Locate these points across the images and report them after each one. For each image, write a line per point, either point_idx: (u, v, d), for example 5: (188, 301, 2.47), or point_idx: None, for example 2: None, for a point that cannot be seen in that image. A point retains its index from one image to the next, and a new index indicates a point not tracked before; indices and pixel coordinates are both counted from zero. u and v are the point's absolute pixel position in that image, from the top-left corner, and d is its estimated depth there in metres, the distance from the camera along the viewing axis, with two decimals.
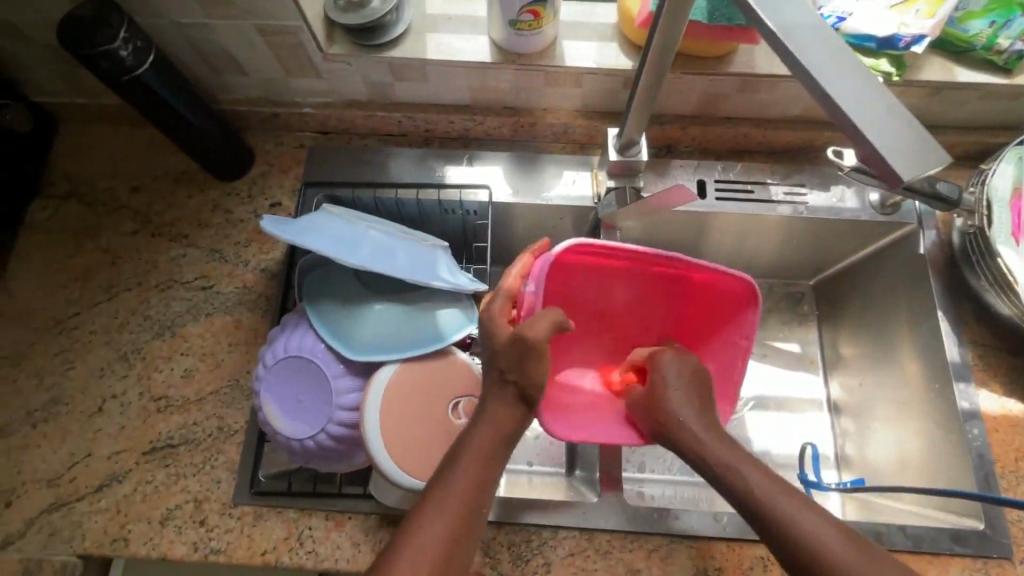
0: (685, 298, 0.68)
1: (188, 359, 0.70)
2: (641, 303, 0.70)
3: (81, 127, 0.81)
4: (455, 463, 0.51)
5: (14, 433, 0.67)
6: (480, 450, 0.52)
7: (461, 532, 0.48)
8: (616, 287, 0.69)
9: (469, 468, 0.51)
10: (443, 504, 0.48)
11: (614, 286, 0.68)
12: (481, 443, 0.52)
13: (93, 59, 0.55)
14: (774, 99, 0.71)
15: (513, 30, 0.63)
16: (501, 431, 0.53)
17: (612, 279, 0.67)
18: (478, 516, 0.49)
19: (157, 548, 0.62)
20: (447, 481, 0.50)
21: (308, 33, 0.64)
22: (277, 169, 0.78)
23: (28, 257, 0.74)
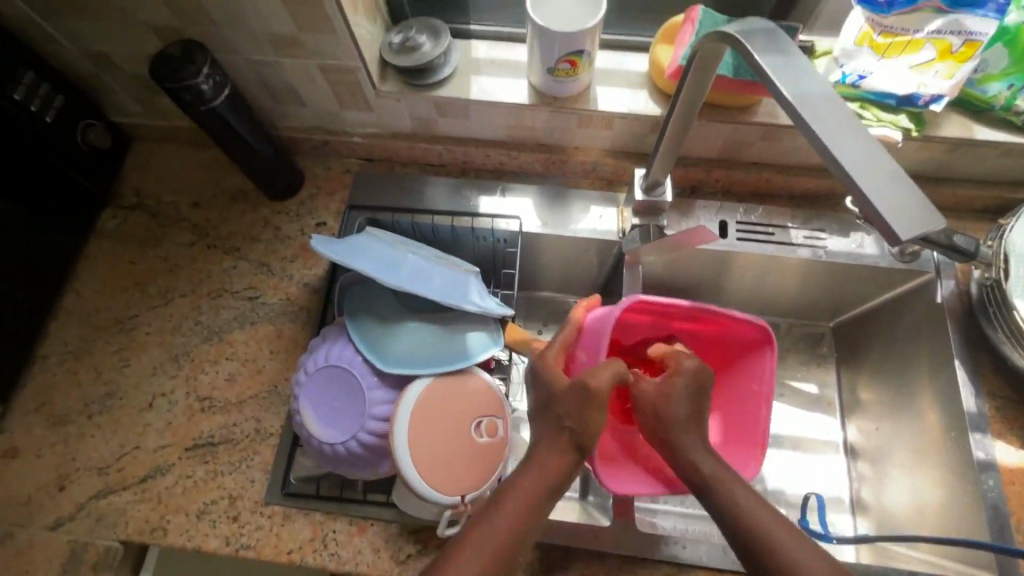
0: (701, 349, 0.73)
1: (232, 363, 0.75)
2: None
3: (150, 145, 0.88)
4: (503, 500, 0.51)
5: (72, 422, 0.72)
6: (529, 489, 0.51)
7: None
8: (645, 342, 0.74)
9: (516, 508, 0.50)
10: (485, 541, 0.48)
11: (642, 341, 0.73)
12: (531, 484, 0.51)
13: (177, 91, 0.62)
14: (796, 147, 0.75)
15: (551, 76, 0.68)
16: (548, 474, 0.52)
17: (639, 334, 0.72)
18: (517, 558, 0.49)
19: (192, 540, 0.66)
20: (491, 518, 0.50)
21: (365, 72, 0.70)
22: (324, 192, 0.84)
23: (96, 262, 0.81)
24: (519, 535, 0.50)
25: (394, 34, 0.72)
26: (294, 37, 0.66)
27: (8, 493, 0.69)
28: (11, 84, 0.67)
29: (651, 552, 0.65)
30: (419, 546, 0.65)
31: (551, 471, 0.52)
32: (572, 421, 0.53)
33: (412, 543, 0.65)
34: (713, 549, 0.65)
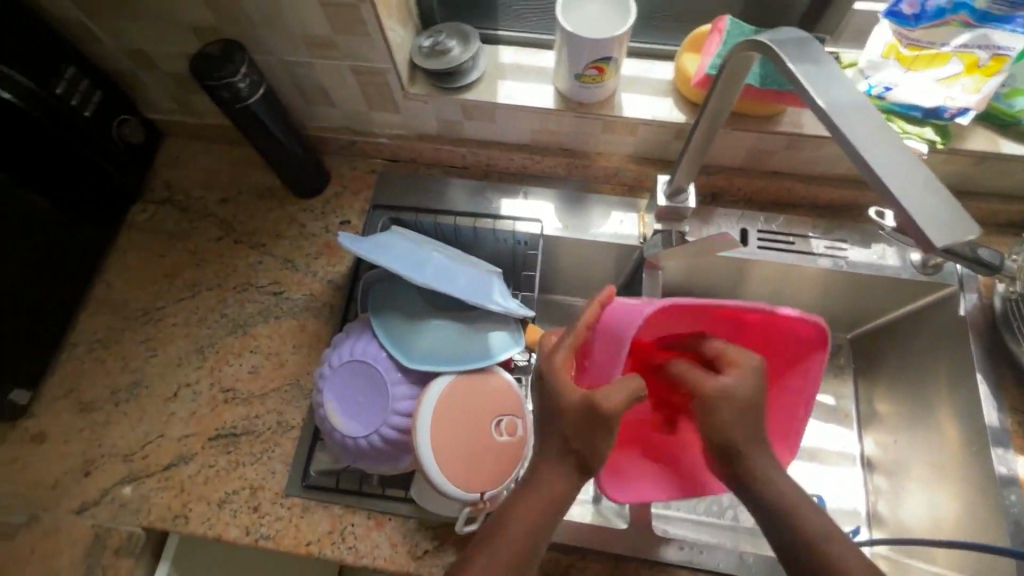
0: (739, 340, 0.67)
1: (255, 357, 0.76)
2: None
3: (181, 142, 0.91)
4: (510, 517, 0.52)
5: (99, 410, 0.74)
6: (534, 505, 0.52)
7: None
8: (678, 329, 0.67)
9: (522, 524, 0.51)
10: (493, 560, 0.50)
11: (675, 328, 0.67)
12: (537, 499, 0.52)
13: (215, 89, 0.64)
14: (819, 157, 0.75)
15: (577, 82, 0.70)
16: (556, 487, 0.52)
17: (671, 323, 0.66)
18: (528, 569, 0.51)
19: (213, 528, 0.67)
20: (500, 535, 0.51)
21: (395, 74, 0.72)
22: (349, 191, 0.86)
23: (126, 253, 0.83)
24: (528, 547, 0.51)
25: (424, 38, 0.74)
26: (328, 39, 0.67)
27: (35, 477, 0.70)
28: (53, 79, 0.70)
29: (668, 556, 0.65)
30: (436, 543, 0.66)
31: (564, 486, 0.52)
32: (578, 444, 0.52)
33: (430, 539, 0.66)
34: (731, 557, 0.65)
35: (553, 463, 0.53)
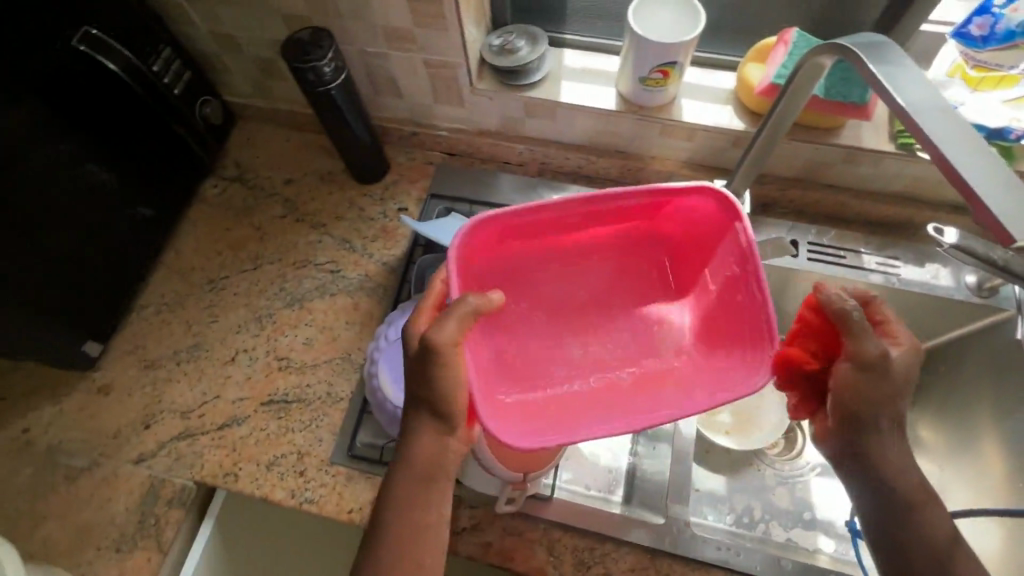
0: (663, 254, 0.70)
1: (310, 329, 0.80)
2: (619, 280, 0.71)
3: (253, 125, 0.96)
4: (397, 473, 0.54)
5: (161, 368, 0.78)
6: (418, 460, 0.53)
7: (411, 540, 0.52)
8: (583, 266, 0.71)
9: (408, 479, 0.53)
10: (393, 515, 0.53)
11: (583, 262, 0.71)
12: (423, 456, 0.53)
13: (303, 71, 0.68)
14: (875, 173, 0.76)
15: (641, 85, 0.72)
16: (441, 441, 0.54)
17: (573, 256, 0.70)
18: (429, 520, 0.53)
19: (261, 488, 0.70)
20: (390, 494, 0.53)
21: (466, 69, 0.75)
22: (407, 180, 0.89)
23: (196, 225, 0.88)
24: (418, 502, 0.53)
25: (495, 37, 0.77)
26: (407, 32, 0.72)
27: (98, 426, 0.74)
28: (151, 57, 0.75)
29: (707, 555, 0.65)
30: (473, 522, 0.67)
31: (424, 459, 0.53)
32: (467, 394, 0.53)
33: (468, 518, 0.67)
34: (769, 563, 0.65)
35: (420, 434, 0.54)
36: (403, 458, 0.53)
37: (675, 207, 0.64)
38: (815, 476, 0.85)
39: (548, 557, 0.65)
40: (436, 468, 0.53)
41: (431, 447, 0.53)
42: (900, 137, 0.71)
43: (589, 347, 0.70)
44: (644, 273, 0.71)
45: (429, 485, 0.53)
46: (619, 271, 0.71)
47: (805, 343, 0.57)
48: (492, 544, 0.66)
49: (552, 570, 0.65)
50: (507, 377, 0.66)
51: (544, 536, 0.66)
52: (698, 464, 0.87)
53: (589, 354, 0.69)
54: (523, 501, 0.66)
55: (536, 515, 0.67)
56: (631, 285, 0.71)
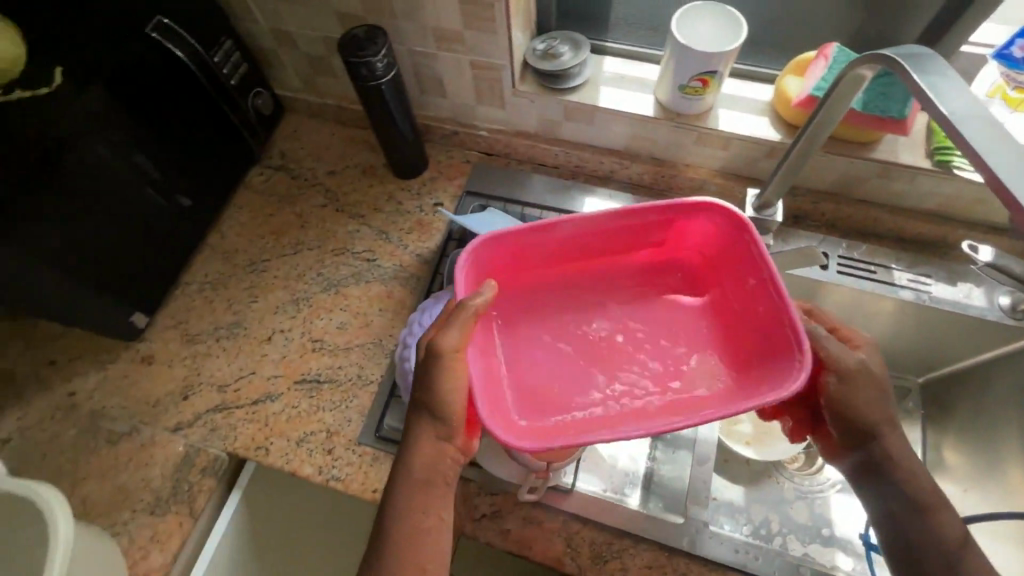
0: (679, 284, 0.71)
1: (344, 314, 0.82)
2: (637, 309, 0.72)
3: (300, 118, 1.00)
4: (398, 482, 0.55)
5: (201, 342, 0.81)
6: (418, 463, 0.55)
7: (419, 545, 0.53)
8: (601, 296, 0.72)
9: (410, 488, 0.55)
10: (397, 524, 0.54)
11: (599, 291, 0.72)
12: (421, 460, 0.55)
13: (357, 66, 0.72)
14: (910, 190, 0.76)
15: (680, 93, 0.74)
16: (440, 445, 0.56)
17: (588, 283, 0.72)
18: (434, 524, 0.55)
19: (290, 463, 0.72)
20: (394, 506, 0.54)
21: (510, 71, 0.78)
22: (444, 177, 0.92)
23: (241, 210, 0.92)
24: (422, 506, 0.55)
25: (539, 42, 0.80)
26: (457, 33, 0.75)
27: (141, 394, 0.78)
28: (213, 48, 0.80)
29: (727, 558, 0.65)
30: (494, 509, 0.68)
31: (423, 463, 0.55)
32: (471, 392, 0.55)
33: (488, 504, 0.69)
34: (787, 570, 0.65)
35: (422, 440, 0.56)
36: (406, 465, 0.55)
37: (684, 231, 0.68)
38: (835, 492, 0.85)
39: (566, 548, 0.66)
40: (435, 474, 0.55)
41: (429, 455, 0.55)
42: (938, 154, 0.71)
43: (614, 374, 0.68)
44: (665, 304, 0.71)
45: (431, 490, 0.55)
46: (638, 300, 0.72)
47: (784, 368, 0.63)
48: (511, 532, 0.67)
49: (569, 561, 0.66)
50: (525, 401, 0.66)
51: (563, 528, 0.67)
52: (718, 473, 0.88)
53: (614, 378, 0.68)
54: (544, 492, 0.68)
55: (556, 506, 0.68)
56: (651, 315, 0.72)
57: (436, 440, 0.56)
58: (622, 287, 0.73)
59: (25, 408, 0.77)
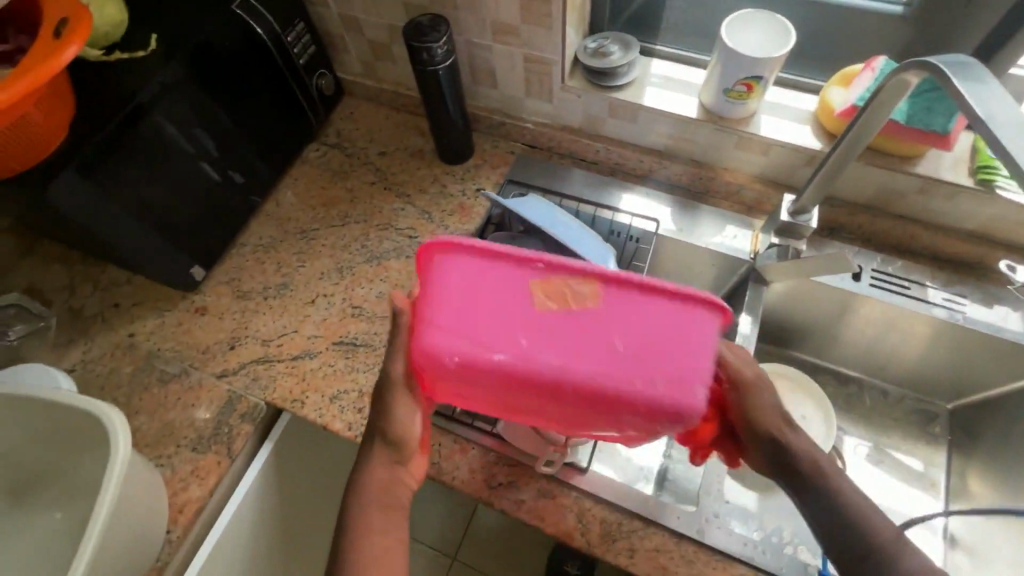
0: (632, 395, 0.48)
1: (383, 284, 0.87)
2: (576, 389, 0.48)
3: (358, 101, 1.06)
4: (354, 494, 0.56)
5: (251, 299, 0.87)
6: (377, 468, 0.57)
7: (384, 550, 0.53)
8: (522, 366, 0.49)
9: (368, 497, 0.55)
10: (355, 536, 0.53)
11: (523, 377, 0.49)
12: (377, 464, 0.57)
13: (417, 51, 0.77)
14: (950, 210, 0.76)
15: (725, 97, 0.76)
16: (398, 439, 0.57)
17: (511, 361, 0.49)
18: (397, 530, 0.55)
19: (322, 417, 0.77)
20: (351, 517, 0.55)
21: (560, 66, 0.82)
22: (488, 165, 0.96)
23: (296, 181, 0.98)
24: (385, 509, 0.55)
25: (591, 41, 0.84)
26: (513, 27, 0.79)
27: (192, 341, 0.84)
28: (288, 29, 0.86)
29: (732, 550, 0.66)
30: (510, 479, 0.72)
31: (376, 482, 0.56)
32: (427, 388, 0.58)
33: (505, 474, 0.72)
34: (795, 569, 0.66)
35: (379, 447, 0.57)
36: (355, 513, 0.55)
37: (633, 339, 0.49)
38: None
39: (578, 523, 0.69)
40: (393, 493, 0.57)
41: (384, 480, 0.57)
42: (980, 172, 0.71)
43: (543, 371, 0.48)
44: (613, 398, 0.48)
45: (388, 521, 0.55)
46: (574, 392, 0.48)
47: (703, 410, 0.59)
48: (525, 502, 0.70)
49: (579, 536, 0.68)
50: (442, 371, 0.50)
51: (575, 503, 0.70)
52: (731, 476, 0.86)
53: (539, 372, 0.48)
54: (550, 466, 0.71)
55: (570, 483, 0.71)
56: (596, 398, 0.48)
57: (390, 464, 0.58)
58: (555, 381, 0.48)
59: (89, 345, 0.84)
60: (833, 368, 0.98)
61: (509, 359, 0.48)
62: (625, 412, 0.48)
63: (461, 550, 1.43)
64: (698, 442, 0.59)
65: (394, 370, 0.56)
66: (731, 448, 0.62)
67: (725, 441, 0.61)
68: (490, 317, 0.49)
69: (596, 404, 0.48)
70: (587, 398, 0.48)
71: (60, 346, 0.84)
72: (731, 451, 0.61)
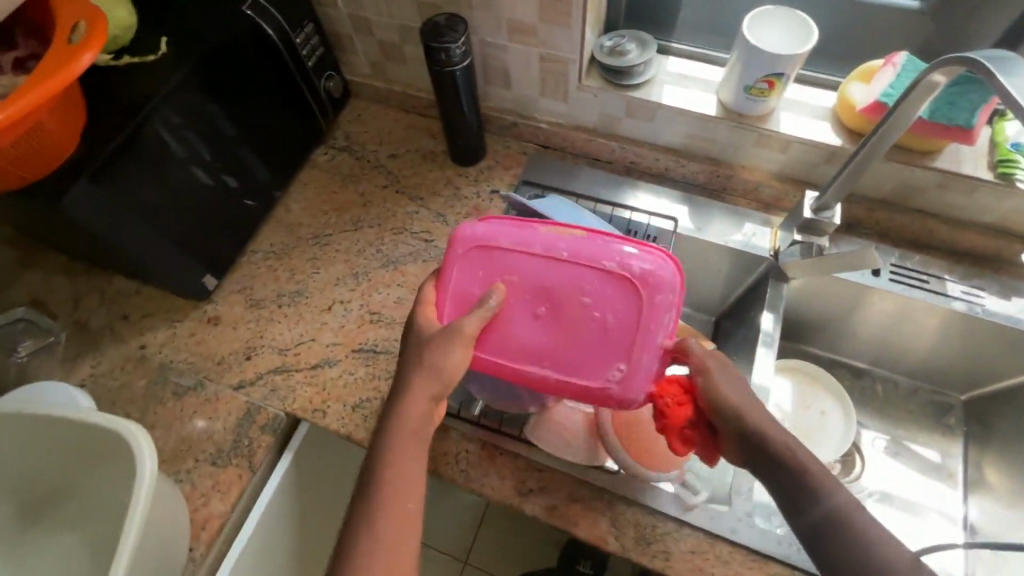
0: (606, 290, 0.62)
1: (401, 289, 0.86)
2: (565, 282, 0.63)
3: (366, 103, 1.04)
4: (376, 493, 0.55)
5: (265, 307, 0.85)
6: (400, 466, 0.56)
7: (407, 550, 0.53)
8: (528, 263, 0.64)
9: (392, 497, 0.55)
10: (377, 535, 0.53)
11: (527, 272, 0.64)
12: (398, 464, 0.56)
13: (435, 51, 0.75)
14: (968, 203, 0.77)
15: (745, 94, 0.76)
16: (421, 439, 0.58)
17: (521, 262, 0.64)
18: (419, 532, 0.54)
19: (345, 427, 0.75)
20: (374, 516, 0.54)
21: (577, 65, 0.81)
22: (501, 166, 0.95)
23: (306, 185, 0.96)
24: (410, 511, 0.55)
25: (607, 39, 0.83)
26: (531, 26, 0.78)
27: (206, 351, 0.82)
28: (298, 30, 0.84)
29: (765, 548, 0.66)
30: (540, 484, 0.71)
31: (408, 417, 0.57)
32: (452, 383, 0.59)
33: (535, 480, 0.71)
34: None
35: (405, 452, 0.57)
36: (379, 518, 0.54)
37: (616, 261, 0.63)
38: (873, 501, 0.86)
39: (611, 527, 0.68)
40: (424, 428, 0.57)
41: (416, 423, 0.58)
42: (1000, 166, 0.72)
43: (542, 266, 0.64)
44: (592, 293, 0.63)
45: (411, 526, 0.54)
46: (564, 285, 0.63)
47: (678, 401, 0.61)
48: (556, 508, 0.70)
49: (613, 540, 0.68)
50: (474, 271, 0.65)
51: (607, 507, 0.69)
52: None
53: (537, 268, 0.64)
54: (578, 466, 0.71)
55: (600, 486, 0.70)
56: (579, 290, 0.63)
57: (422, 408, 0.58)
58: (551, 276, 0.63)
59: (99, 358, 0.82)
60: (847, 363, 0.98)
61: (522, 231, 0.65)
62: (608, 261, 0.63)
63: (473, 554, 1.41)
64: (669, 428, 0.61)
65: (426, 290, 0.66)
66: (710, 445, 0.61)
67: (704, 434, 0.61)
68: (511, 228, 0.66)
69: (585, 256, 0.63)
70: (579, 251, 0.63)
71: (68, 361, 0.81)
72: (711, 448, 0.61)
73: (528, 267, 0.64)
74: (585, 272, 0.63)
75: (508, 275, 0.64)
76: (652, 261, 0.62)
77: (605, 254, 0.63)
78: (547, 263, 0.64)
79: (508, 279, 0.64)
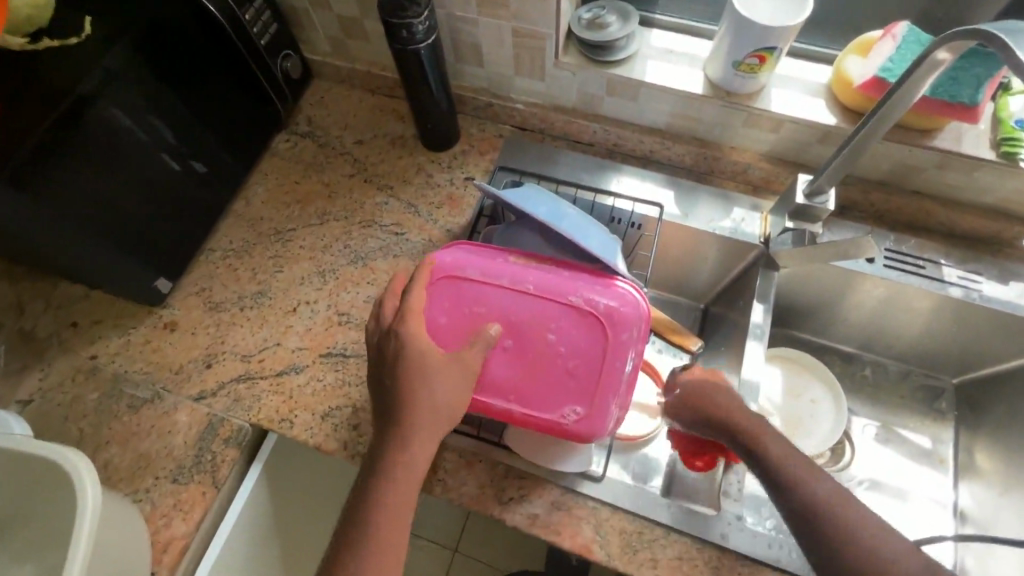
0: (570, 330, 0.62)
1: (371, 288, 0.80)
2: (529, 322, 0.62)
3: (329, 85, 0.96)
4: None
5: (225, 310, 0.79)
6: None
7: None
8: (495, 301, 0.63)
9: None
10: None
11: (492, 310, 0.63)
12: None
13: (396, 28, 0.68)
14: (969, 182, 0.73)
15: (734, 70, 0.70)
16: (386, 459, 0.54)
17: (487, 299, 0.63)
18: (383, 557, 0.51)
19: (314, 437, 0.71)
20: None
21: (553, 41, 0.75)
22: (476, 151, 0.89)
23: (266, 176, 0.90)
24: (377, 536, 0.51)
25: (584, 11, 0.77)
26: None
27: (163, 360, 0.76)
28: (246, 7, 0.76)
29: (753, 552, 0.64)
30: (521, 492, 0.67)
31: None
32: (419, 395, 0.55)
33: (515, 488, 0.68)
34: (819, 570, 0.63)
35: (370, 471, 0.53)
36: None
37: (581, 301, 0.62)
38: (863, 489, 0.84)
39: (595, 535, 0.65)
40: None
41: None
42: (1004, 144, 0.68)
43: (507, 305, 0.62)
44: (556, 332, 0.62)
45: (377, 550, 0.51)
46: (528, 324, 0.62)
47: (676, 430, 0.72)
48: (538, 517, 0.66)
49: (598, 549, 0.65)
50: (440, 308, 0.63)
51: (591, 514, 0.66)
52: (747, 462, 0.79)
53: (503, 306, 0.62)
54: (561, 472, 0.67)
55: (584, 491, 0.67)
56: (543, 329, 0.62)
57: None
58: (516, 314, 0.62)
59: (46, 370, 0.76)
60: (837, 348, 0.95)
61: (489, 267, 0.63)
62: (574, 297, 0.62)
63: (461, 543, 1.40)
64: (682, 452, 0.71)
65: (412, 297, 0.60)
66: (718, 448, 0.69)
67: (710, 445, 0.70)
68: (477, 263, 0.64)
69: (551, 291, 0.62)
70: (545, 285, 0.62)
71: (12, 374, 0.76)
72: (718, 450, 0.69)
73: (495, 306, 0.63)
74: (550, 311, 0.62)
75: (475, 307, 0.63)
76: (617, 299, 0.61)
77: (571, 291, 0.62)
78: (513, 301, 0.62)
79: (475, 312, 0.63)
